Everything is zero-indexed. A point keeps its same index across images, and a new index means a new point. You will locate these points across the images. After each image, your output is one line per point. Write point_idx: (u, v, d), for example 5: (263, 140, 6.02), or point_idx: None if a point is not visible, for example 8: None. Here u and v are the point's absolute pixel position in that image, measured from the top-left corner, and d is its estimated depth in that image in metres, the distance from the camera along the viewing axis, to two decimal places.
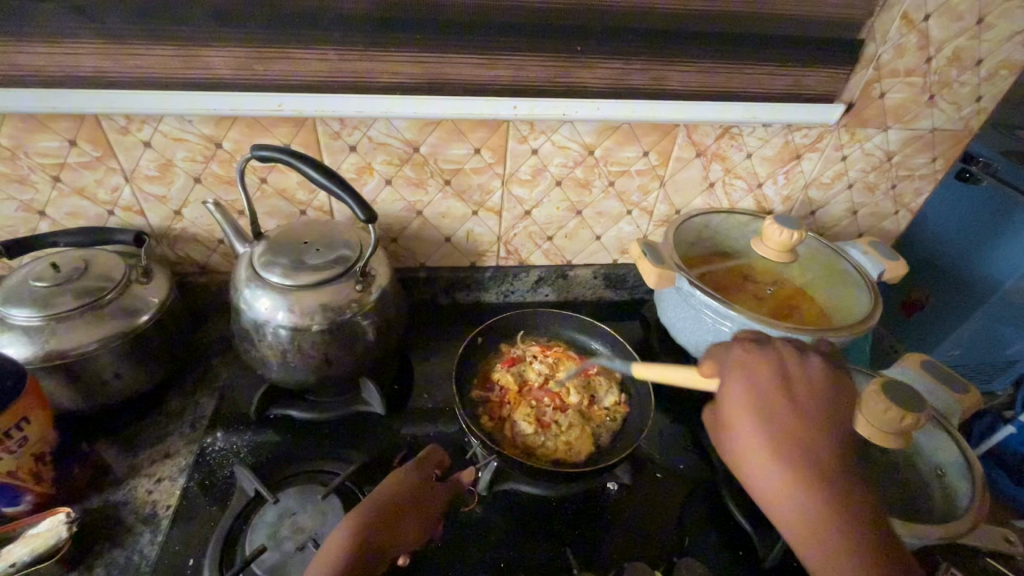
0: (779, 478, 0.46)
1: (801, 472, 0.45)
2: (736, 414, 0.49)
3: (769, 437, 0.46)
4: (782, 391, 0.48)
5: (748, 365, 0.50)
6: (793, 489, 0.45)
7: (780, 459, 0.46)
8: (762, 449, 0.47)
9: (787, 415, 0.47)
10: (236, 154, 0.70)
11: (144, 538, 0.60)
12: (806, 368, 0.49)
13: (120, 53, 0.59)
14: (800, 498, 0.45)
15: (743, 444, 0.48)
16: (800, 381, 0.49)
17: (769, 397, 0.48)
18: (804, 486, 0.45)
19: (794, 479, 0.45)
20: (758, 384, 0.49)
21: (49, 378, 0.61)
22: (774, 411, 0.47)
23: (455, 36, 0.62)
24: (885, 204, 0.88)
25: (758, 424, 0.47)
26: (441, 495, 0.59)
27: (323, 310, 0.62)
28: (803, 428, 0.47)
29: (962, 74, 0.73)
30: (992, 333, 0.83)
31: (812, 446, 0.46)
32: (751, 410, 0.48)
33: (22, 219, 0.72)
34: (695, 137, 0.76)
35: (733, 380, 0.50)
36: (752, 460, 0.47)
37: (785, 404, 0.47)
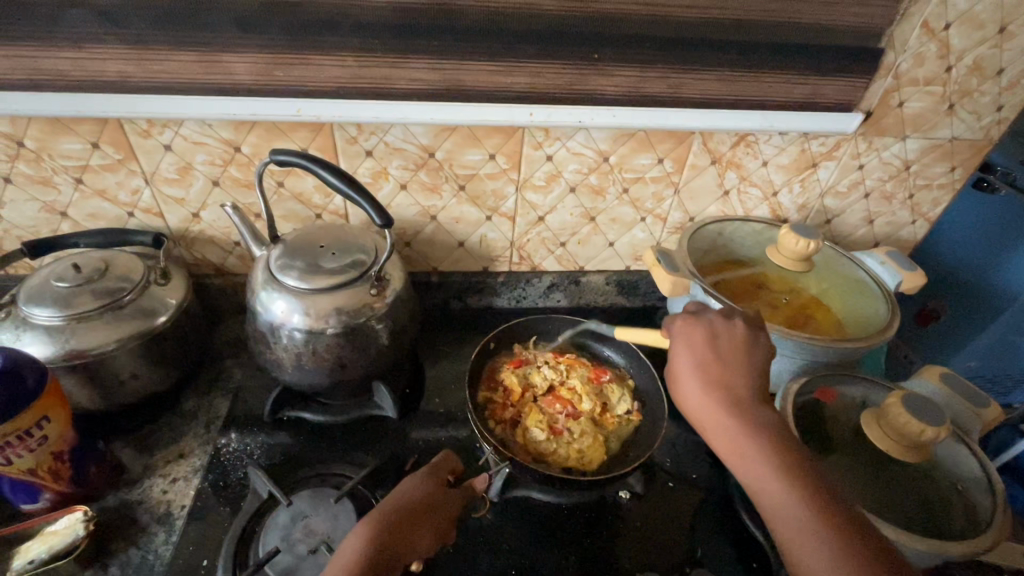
0: (718, 423, 0.49)
1: (733, 420, 0.49)
2: (677, 370, 0.54)
3: (706, 386, 0.51)
4: (711, 349, 0.52)
5: (683, 326, 0.55)
6: (732, 430, 0.48)
7: (716, 405, 0.50)
8: (702, 397, 0.51)
9: (717, 366, 0.52)
10: (255, 158, 0.71)
11: (158, 538, 0.61)
12: (733, 327, 0.54)
13: (144, 58, 0.60)
14: (737, 440, 0.48)
15: (688, 398, 0.52)
16: (729, 336, 0.53)
17: (704, 351, 0.53)
18: (738, 429, 0.48)
19: (732, 421, 0.49)
20: (693, 340, 0.54)
21: (69, 377, 0.62)
22: (710, 364, 0.52)
23: (473, 42, 0.62)
24: (902, 213, 0.87)
25: (696, 376, 0.52)
26: (454, 501, 0.59)
27: (338, 313, 0.63)
28: (734, 376, 0.51)
29: (983, 83, 0.72)
30: (1011, 344, 0.81)
31: (740, 397, 0.50)
32: (690, 372, 0.52)
33: (45, 220, 0.73)
34: (711, 144, 0.76)
35: (675, 347, 0.55)
36: (697, 409, 0.51)
37: (719, 357, 0.52)
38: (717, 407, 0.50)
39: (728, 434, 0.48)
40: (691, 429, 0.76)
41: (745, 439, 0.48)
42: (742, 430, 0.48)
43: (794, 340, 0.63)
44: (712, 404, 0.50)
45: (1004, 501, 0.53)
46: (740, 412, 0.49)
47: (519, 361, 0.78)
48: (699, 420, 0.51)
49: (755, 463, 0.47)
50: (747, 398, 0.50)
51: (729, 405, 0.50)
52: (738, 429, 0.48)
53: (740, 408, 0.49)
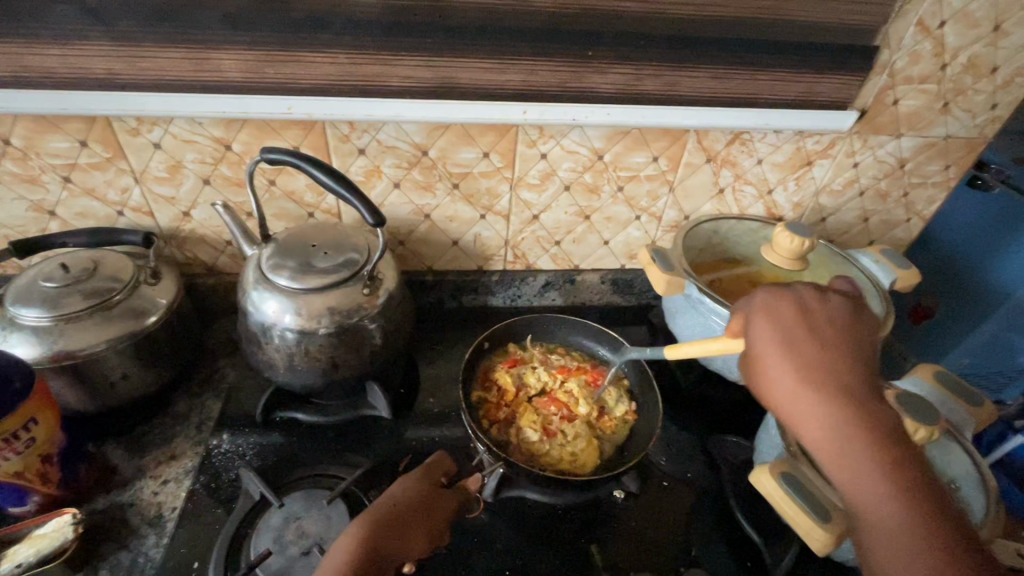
0: (815, 409, 0.45)
1: (828, 402, 0.45)
2: (758, 345, 0.49)
3: (801, 367, 0.46)
4: (805, 325, 0.48)
5: (769, 299, 0.50)
6: (831, 415, 0.44)
7: (817, 389, 0.45)
8: (797, 379, 0.46)
9: (812, 347, 0.47)
10: (246, 156, 0.70)
11: (150, 540, 0.60)
12: (829, 305, 0.50)
13: (131, 55, 0.59)
14: (837, 431, 0.44)
15: (773, 377, 0.47)
16: (825, 315, 0.49)
17: (799, 329, 0.48)
18: (835, 413, 0.44)
19: (834, 409, 0.44)
20: (784, 317, 0.49)
21: (57, 379, 0.62)
22: (805, 344, 0.47)
23: (465, 40, 0.61)
24: (897, 212, 0.87)
25: (789, 355, 0.47)
26: (449, 502, 0.59)
27: (330, 313, 0.62)
28: (832, 359, 0.46)
29: (977, 82, 0.72)
30: (1005, 342, 0.82)
31: (836, 376, 0.46)
32: (779, 346, 0.47)
33: (33, 219, 0.72)
34: (705, 142, 0.76)
35: (759, 319, 0.49)
36: (787, 390, 0.46)
37: (814, 336, 0.48)
38: (817, 391, 0.45)
39: (829, 422, 0.44)
40: (686, 428, 0.76)
41: (847, 433, 0.44)
42: (841, 416, 0.44)
43: None
44: (807, 387, 0.46)
45: (996, 499, 0.53)
46: (842, 399, 0.45)
47: (513, 360, 0.78)
48: (785, 405, 0.47)
49: (856, 458, 0.43)
50: (847, 382, 0.46)
51: (832, 390, 0.45)
52: (839, 417, 0.44)
53: (843, 395, 0.45)
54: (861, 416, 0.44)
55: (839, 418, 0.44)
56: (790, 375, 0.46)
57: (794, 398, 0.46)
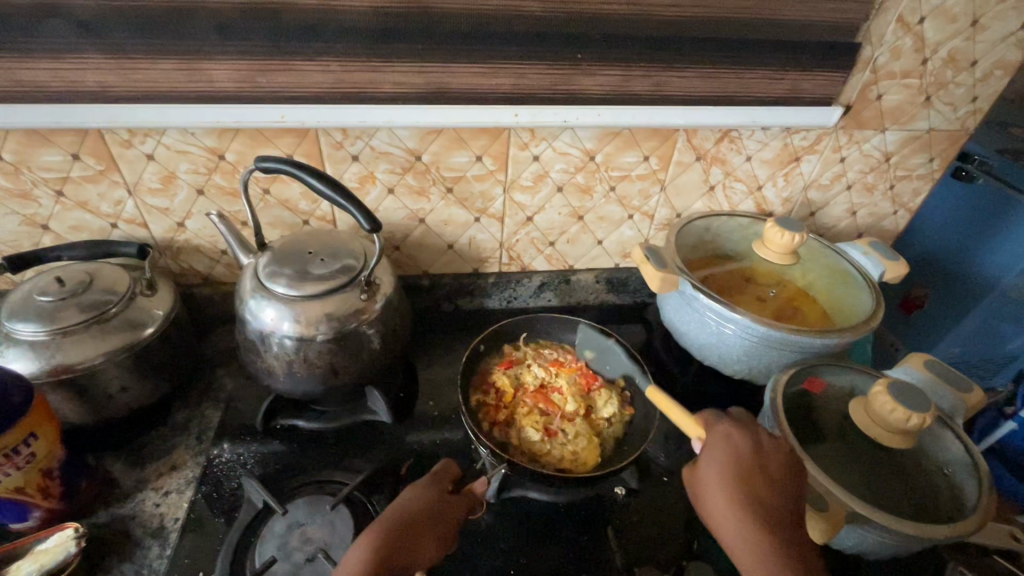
0: (756, 563, 0.48)
1: (757, 530, 0.49)
2: (710, 474, 0.53)
3: (742, 505, 0.51)
4: (755, 461, 0.52)
5: (719, 437, 0.55)
6: (756, 540, 0.49)
7: (758, 540, 0.49)
8: (743, 531, 0.50)
9: (749, 487, 0.51)
10: (239, 166, 0.70)
11: (153, 552, 0.60)
12: (779, 446, 0.54)
13: (123, 68, 0.59)
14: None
15: (719, 521, 0.52)
16: (775, 456, 0.53)
17: (747, 466, 0.52)
18: (763, 540, 0.49)
19: (764, 546, 0.48)
20: (736, 454, 0.53)
21: (56, 393, 0.61)
22: (753, 488, 0.51)
23: (456, 45, 0.62)
24: (884, 204, 0.89)
25: (733, 502, 0.51)
26: (457, 508, 0.59)
27: (328, 320, 0.62)
28: (767, 493, 0.51)
29: (958, 75, 0.74)
30: (993, 330, 0.82)
31: (768, 508, 0.50)
32: (726, 473, 0.52)
33: (26, 233, 0.72)
34: (695, 141, 0.77)
35: (714, 446, 0.54)
36: (722, 511, 0.52)
37: (759, 472, 0.52)
38: (750, 521, 0.50)
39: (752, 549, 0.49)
40: (684, 424, 0.77)
41: (771, 561, 0.48)
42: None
43: (782, 334, 0.64)
44: (739, 511, 0.50)
45: (989, 482, 0.54)
46: (775, 542, 0.49)
47: (509, 362, 0.78)
48: (729, 539, 0.51)
49: None
50: (779, 517, 0.50)
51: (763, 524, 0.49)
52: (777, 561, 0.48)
53: (780, 545, 0.49)
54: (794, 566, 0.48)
55: (770, 562, 0.48)
56: (726, 499, 0.51)
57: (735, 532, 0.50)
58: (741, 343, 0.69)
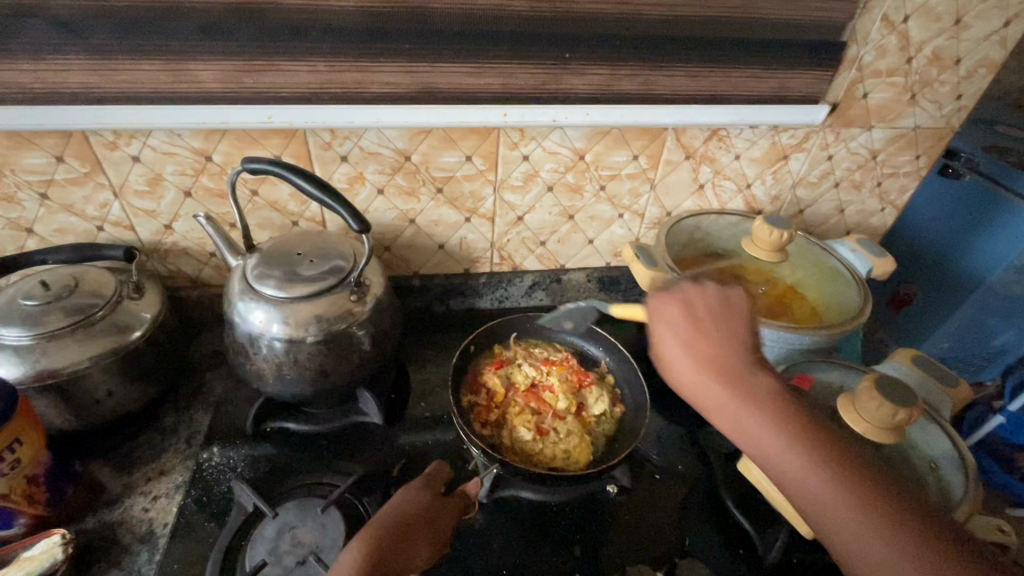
0: (740, 426, 0.44)
1: (725, 390, 0.45)
2: (660, 348, 0.49)
3: (698, 369, 0.46)
4: (694, 320, 0.48)
5: (674, 311, 0.49)
6: (726, 401, 0.44)
7: (731, 401, 0.44)
8: (714, 396, 0.45)
9: (700, 347, 0.47)
10: (227, 167, 0.70)
11: (141, 558, 0.59)
12: (711, 295, 0.49)
13: (107, 69, 0.58)
14: (768, 439, 0.43)
15: (689, 396, 0.47)
16: (712, 309, 0.48)
17: (688, 327, 0.48)
18: (735, 399, 0.44)
19: (740, 407, 0.44)
20: (674, 318, 0.49)
21: (41, 398, 0.61)
22: (703, 349, 0.46)
23: (444, 45, 0.62)
24: (871, 203, 0.89)
25: (692, 369, 0.46)
26: (451, 510, 0.59)
27: (318, 321, 0.62)
28: (719, 346, 0.46)
29: (942, 73, 0.75)
30: (982, 324, 0.86)
31: (727, 362, 0.46)
32: (673, 340, 0.48)
33: (10, 237, 0.71)
34: (684, 139, 0.77)
35: (656, 322, 0.50)
36: (687, 387, 0.47)
37: (704, 329, 0.47)
38: (713, 382, 0.45)
39: (731, 415, 0.44)
40: (675, 421, 0.77)
41: (753, 417, 0.43)
42: (777, 433, 0.43)
43: (771, 330, 0.65)
44: (700, 377, 0.46)
45: (976, 477, 0.55)
46: (748, 399, 0.44)
47: (500, 362, 0.78)
48: (708, 412, 0.46)
49: (791, 459, 0.42)
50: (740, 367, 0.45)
51: (728, 383, 0.45)
52: (757, 416, 0.43)
53: (753, 398, 0.44)
54: (776, 416, 0.43)
55: (753, 419, 0.43)
56: (685, 373, 0.47)
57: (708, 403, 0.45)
58: None
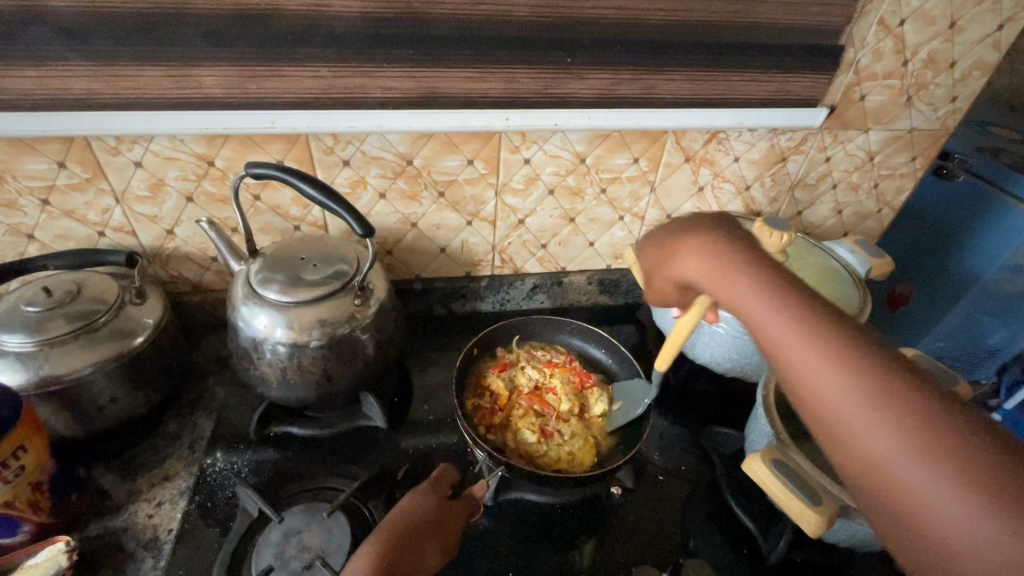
0: (707, 267, 0.44)
1: (695, 238, 0.46)
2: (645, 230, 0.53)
3: (676, 229, 0.49)
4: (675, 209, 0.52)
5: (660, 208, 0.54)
6: (695, 247, 0.46)
7: (699, 245, 0.46)
8: (685, 243, 0.47)
9: (681, 218, 0.50)
10: (229, 172, 0.70)
11: (146, 564, 0.59)
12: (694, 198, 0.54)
13: (110, 75, 0.58)
14: (730, 275, 0.42)
15: (664, 256, 0.49)
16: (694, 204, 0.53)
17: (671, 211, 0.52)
18: (705, 242, 0.45)
19: (708, 246, 0.45)
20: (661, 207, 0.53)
21: (45, 405, 0.60)
22: (680, 218, 0.50)
23: (447, 50, 0.62)
24: (868, 203, 0.90)
25: (669, 231, 0.49)
26: (459, 513, 0.59)
27: (321, 325, 0.62)
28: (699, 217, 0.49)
29: (937, 76, 0.76)
30: (976, 324, 0.88)
31: (700, 222, 0.48)
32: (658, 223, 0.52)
33: (10, 243, 0.70)
34: (684, 142, 0.78)
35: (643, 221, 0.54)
36: (663, 247, 0.49)
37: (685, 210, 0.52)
38: (685, 235, 0.47)
39: (701, 260, 0.45)
40: (677, 423, 0.77)
41: (718, 257, 0.44)
42: (739, 266, 0.42)
43: None
44: (676, 233, 0.48)
45: None
46: (718, 242, 0.45)
47: (502, 364, 0.79)
48: (682, 266, 0.47)
49: (752, 289, 0.40)
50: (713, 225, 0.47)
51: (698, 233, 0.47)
52: (722, 253, 0.44)
53: (723, 242, 0.45)
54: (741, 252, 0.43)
55: (718, 258, 0.44)
56: (665, 237, 0.50)
57: (682, 255, 0.47)
58: (735, 341, 0.70)
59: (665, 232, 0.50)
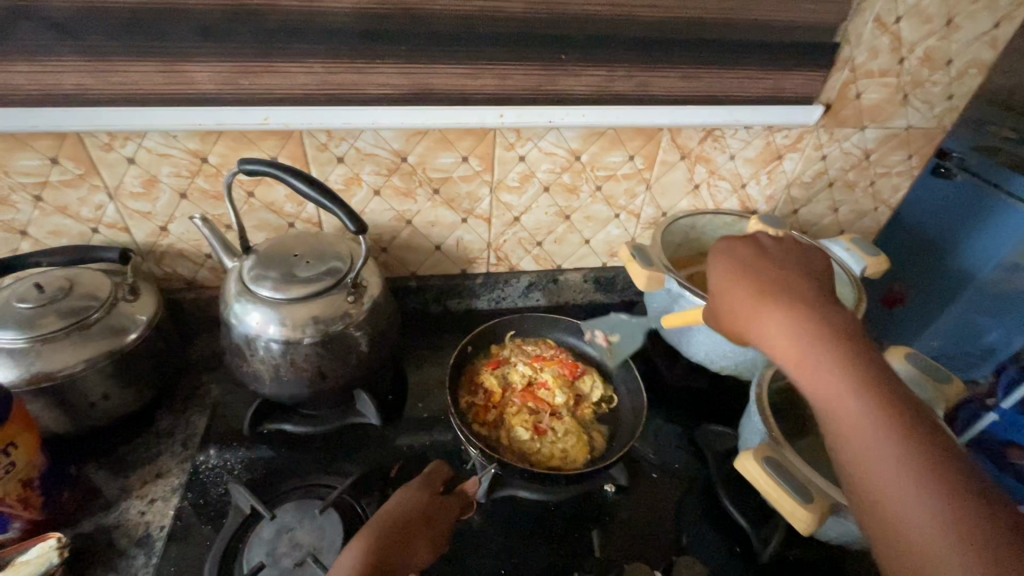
0: (787, 342, 0.43)
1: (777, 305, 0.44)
2: (718, 273, 0.50)
3: (755, 286, 0.47)
4: (758, 258, 0.49)
5: (741, 250, 0.51)
6: (775, 315, 0.44)
7: (781, 313, 0.44)
8: (763, 308, 0.45)
9: (765, 273, 0.48)
10: (223, 169, 0.70)
11: (138, 561, 0.59)
12: (778, 244, 0.52)
13: (102, 70, 0.58)
14: (811, 360, 0.41)
15: (736, 310, 0.48)
16: (779, 253, 0.50)
17: (751, 258, 0.49)
18: (787, 313, 0.44)
19: (786, 316, 0.43)
20: (738, 253, 0.51)
21: (37, 402, 0.60)
22: (764, 271, 0.48)
23: (440, 46, 0.62)
24: (865, 201, 0.90)
25: (747, 286, 0.47)
26: (452, 507, 0.59)
27: (315, 322, 0.62)
28: (787, 276, 0.47)
29: (933, 74, 0.76)
30: (972, 323, 0.87)
31: (787, 284, 0.46)
32: (735, 271, 0.49)
33: (4, 240, 0.70)
34: (679, 140, 0.78)
35: (717, 260, 0.51)
36: (734, 301, 0.48)
37: (768, 262, 0.49)
38: (767, 299, 0.45)
39: (782, 331, 0.43)
40: (672, 421, 0.77)
41: (803, 333, 0.42)
42: (821, 352, 0.41)
43: None
44: (754, 292, 0.46)
45: None
46: (802, 312, 0.43)
47: (496, 362, 0.79)
48: (757, 330, 0.45)
49: (835, 381, 0.39)
50: (801, 293, 0.45)
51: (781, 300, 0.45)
52: (804, 328, 0.42)
53: (806, 316, 0.43)
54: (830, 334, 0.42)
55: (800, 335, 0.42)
56: (739, 290, 0.47)
57: (755, 319, 0.45)
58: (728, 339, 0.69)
59: (736, 287, 0.48)
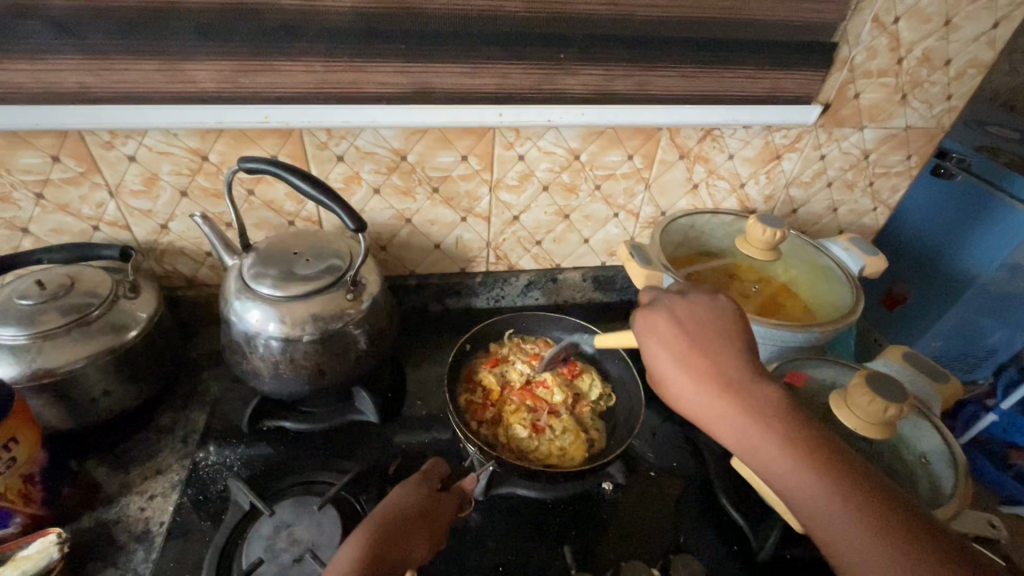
0: (738, 434, 0.46)
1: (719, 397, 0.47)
2: (654, 360, 0.51)
3: (693, 376, 0.48)
4: (683, 335, 0.50)
5: (664, 327, 0.51)
6: (720, 410, 0.46)
7: (721, 410, 0.46)
8: (704, 401, 0.47)
9: (694, 356, 0.48)
10: (223, 167, 0.70)
11: (138, 556, 0.59)
12: (696, 304, 0.51)
13: (103, 69, 0.58)
14: (762, 448, 0.44)
15: (683, 400, 0.49)
16: (698, 322, 0.50)
17: (680, 341, 0.49)
18: (728, 403, 0.46)
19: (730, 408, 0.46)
20: (664, 331, 0.50)
21: (38, 398, 0.61)
22: (694, 355, 0.48)
23: (440, 45, 0.62)
24: (864, 201, 0.90)
25: (684, 376, 0.48)
26: (449, 506, 0.59)
27: (314, 320, 0.62)
28: (714, 356, 0.48)
29: (932, 74, 0.76)
30: (976, 325, 0.87)
31: (718, 368, 0.47)
32: (668, 356, 0.50)
33: (6, 237, 0.71)
34: (678, 139, 0.78)
35: (648, 342, 0.51)
36: (677, 391, 0.49)
37: (694, 343, 0.49)
38: (708, 392, 0.47)
39: (730, 425, 0.46)
40: (670, 420, 0.77)
41: (746, 425, 0.45)
42: (769, 441, 0.44)
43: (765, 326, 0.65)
44: (693, 382, 0.48)
45: (966, 471, 0.55)
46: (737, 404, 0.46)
47: (495, 360, 0.79)
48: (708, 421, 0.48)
49: (785, 466, 0.43)
50: (733, 375, 0.47)
51: (716, 391, 0.47)
52: (745, 419, 0.45)
53: (743, 407, 0.46)
54: (769, 421, 0.45)
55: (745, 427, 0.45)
56: (679, 381, 0.49)
57: (703, 411, 0.47)
58: None
59: (673, 379, 0.49)
